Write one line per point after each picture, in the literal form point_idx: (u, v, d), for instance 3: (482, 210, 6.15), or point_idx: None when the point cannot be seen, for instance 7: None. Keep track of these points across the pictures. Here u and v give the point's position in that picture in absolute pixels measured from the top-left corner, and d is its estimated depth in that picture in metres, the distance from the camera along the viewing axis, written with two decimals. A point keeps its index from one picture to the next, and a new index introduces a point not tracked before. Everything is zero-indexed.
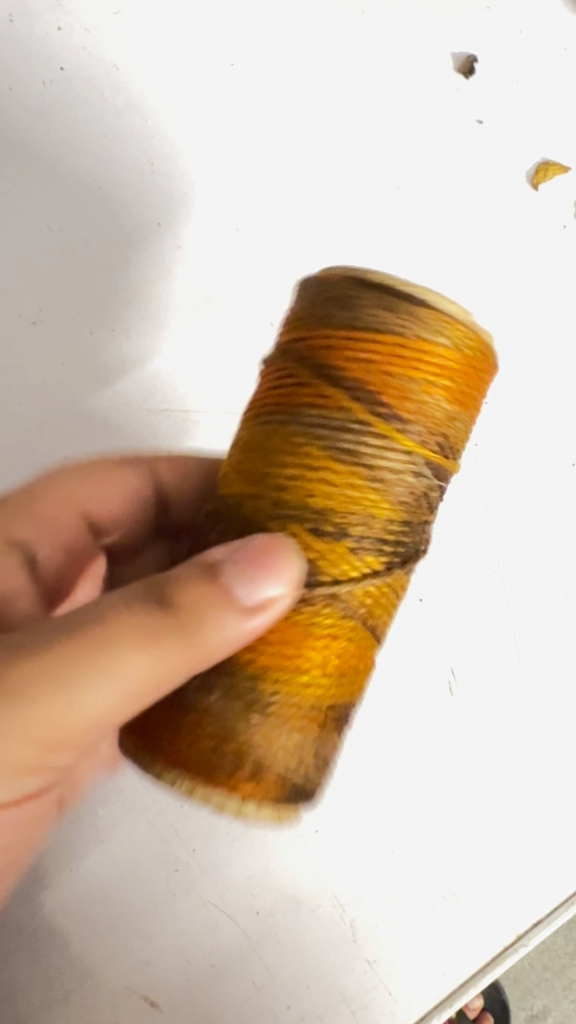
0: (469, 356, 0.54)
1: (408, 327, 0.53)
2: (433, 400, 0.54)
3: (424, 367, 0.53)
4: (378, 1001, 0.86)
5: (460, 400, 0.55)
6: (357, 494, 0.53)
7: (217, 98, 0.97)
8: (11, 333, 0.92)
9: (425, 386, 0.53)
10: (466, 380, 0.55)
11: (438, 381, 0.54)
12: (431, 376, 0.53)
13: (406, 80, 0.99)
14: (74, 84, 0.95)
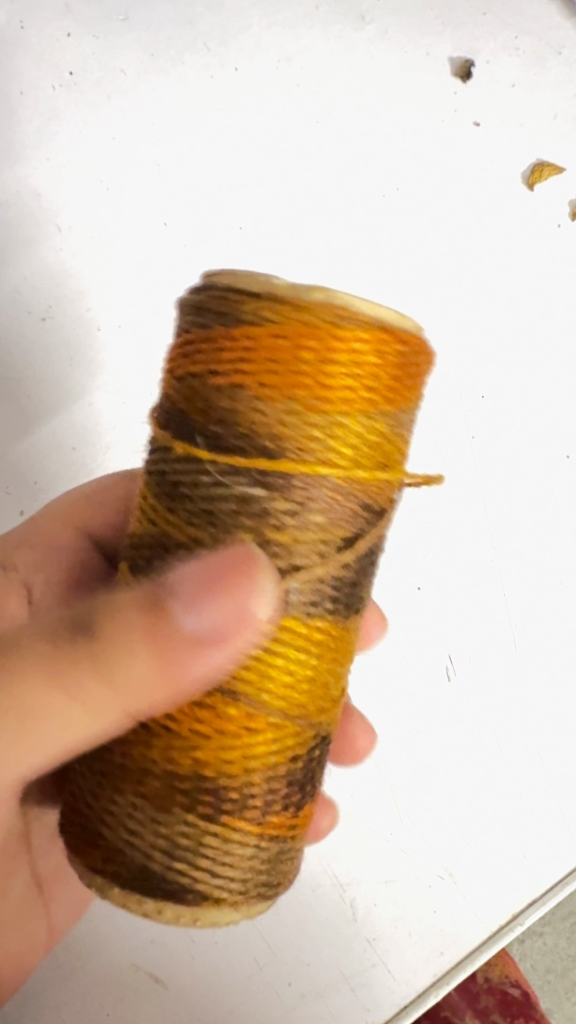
0: (285, 329, 0.48)
1: (219, 331, 0.50)
2: (247, 395, 0.49)
3: (253, 369, 0.49)
4: (377, 980, 0.88)
5: (313, 389, 0.48)
6: (173, 527, 0.51)
7: (220, 102, 0.99)
8: (21, 330, 0.95)
9: (248, 394, 0.49)
10: (301, 365, 0.48)
11: (264, 384, 0.48)
12: (253, 380, 0.49)
13: (405, 83, 1.01)
14: (82, 88, 0.98)
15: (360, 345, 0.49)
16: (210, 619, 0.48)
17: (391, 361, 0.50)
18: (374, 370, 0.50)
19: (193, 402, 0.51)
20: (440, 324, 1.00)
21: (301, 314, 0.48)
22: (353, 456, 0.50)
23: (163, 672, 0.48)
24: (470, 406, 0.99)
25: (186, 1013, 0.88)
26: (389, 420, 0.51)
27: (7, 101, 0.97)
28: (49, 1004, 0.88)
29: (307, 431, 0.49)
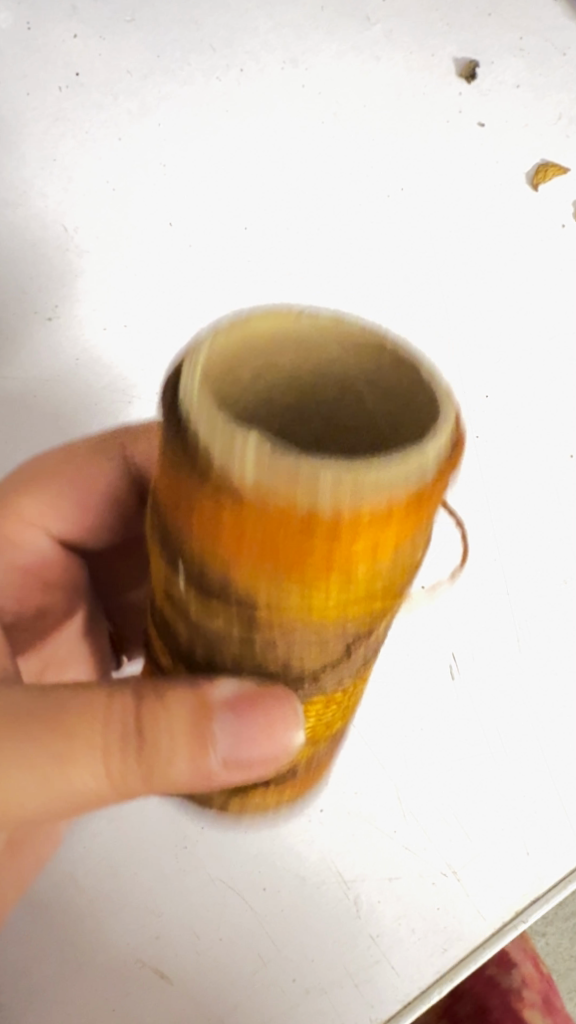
0: (274, 562, 0.41)
1: (207, 500, 0.41)
2: (238, 571, 0.43)
3: (263, 595, 0.43)
4: (382, 977, 0.88)
5: (318, 579, 0.41)
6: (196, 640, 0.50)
7: (226, 103, 1.00)
8: (27, 330, 0.96)
9: (246, 577, 0.43)
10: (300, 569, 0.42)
11: (256, 568, 0.42)
12: (249, 573, 0.42)
13: (410, 85, 1.02)
14: (89, 89, 0.98)
15: (387, 543, 0.41)
16: (251, 749, 0.52)
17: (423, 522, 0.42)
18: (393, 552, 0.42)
19: (187, 559, 0.45)
20: (444, 322, 1.00)
21: (310, 551, 0.40)
22: (370, 614, 0.46)
23: (203, 778, 0.54)
24: (475, 405, 0.99)
25: (191, 1009, 0.87)
26: (408, 566, 0.44)
27: (14, 102, 0.97)
28: (53, 1000, 0.87)
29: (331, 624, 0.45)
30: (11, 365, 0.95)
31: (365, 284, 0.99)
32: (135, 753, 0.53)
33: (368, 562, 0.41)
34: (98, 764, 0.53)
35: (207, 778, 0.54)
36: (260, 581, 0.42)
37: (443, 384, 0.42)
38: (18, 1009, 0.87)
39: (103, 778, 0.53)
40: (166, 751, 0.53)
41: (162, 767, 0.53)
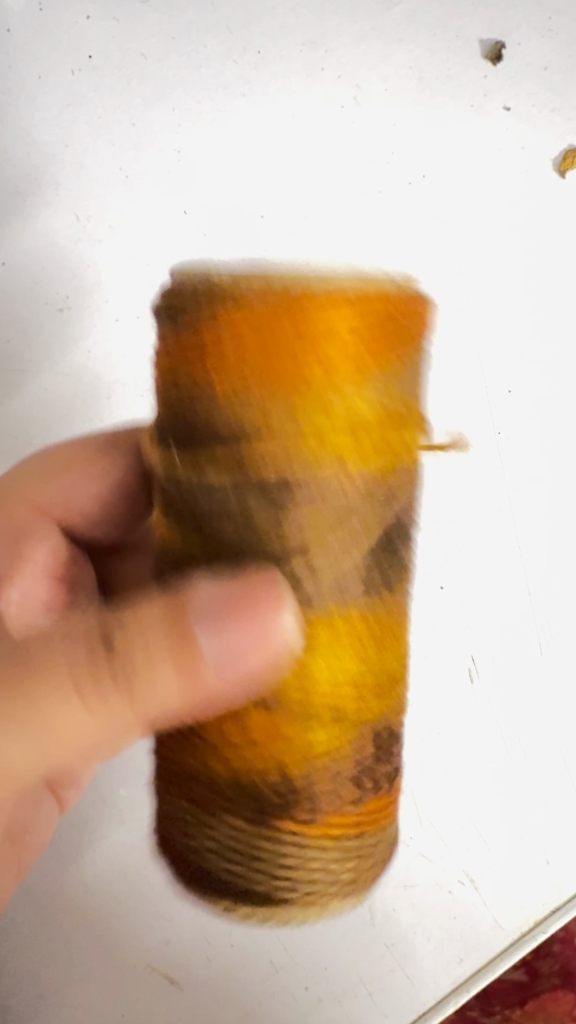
0: (268, 322, 0.47)
1: (201, 322, 0.49)
2: (234, 381, 0.48)
3: (287, 369, 0.48)
4: (396, 986, 0.88)
5: (310, 395, 0.48)
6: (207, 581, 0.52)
7: (243, 86, 0.96)
8: (38, 321, 0.93)
9: (237, 378, 0.48)
10: (275, 329, 0.47)
11: (244, 362, 0.48)
12: (242, 359, 0.48)
13: (434, 68, 0.97)
14: (102, 71, 0.94)
15: (392, 298, 0.49)
16: (252, 632, 0.50)
17: (413, 320, 0.50)
18: (394, 306, 0.49)
19: (210, 405, 0.49)
20: (467, 318, 0.97)
21: (300, 313, 0.47)
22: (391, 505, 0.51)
23: (214, 687, 0.52)
24: (498, 402, 0.96)
25: (202, 1011, 0.87)
26: (410, 366, 0.51)
27: (25, 86, 0.93)
28: (65, 1000, 0.88)
29: (358, 378, 0.48)
30: (24, 358, 0.93)
31: None
32: (111, 669, 0.52)
33: (370, 304, 0.48)
34: (91, 702, 0.53)
35: (212, 677, 0.52)
36: (281, 324, 0.47)
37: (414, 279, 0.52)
38: (30, 1009, 0.88)
39: (100, 711, 0.53)
40: (147, 662, 0.52)
41: (148, 681, 0.52)
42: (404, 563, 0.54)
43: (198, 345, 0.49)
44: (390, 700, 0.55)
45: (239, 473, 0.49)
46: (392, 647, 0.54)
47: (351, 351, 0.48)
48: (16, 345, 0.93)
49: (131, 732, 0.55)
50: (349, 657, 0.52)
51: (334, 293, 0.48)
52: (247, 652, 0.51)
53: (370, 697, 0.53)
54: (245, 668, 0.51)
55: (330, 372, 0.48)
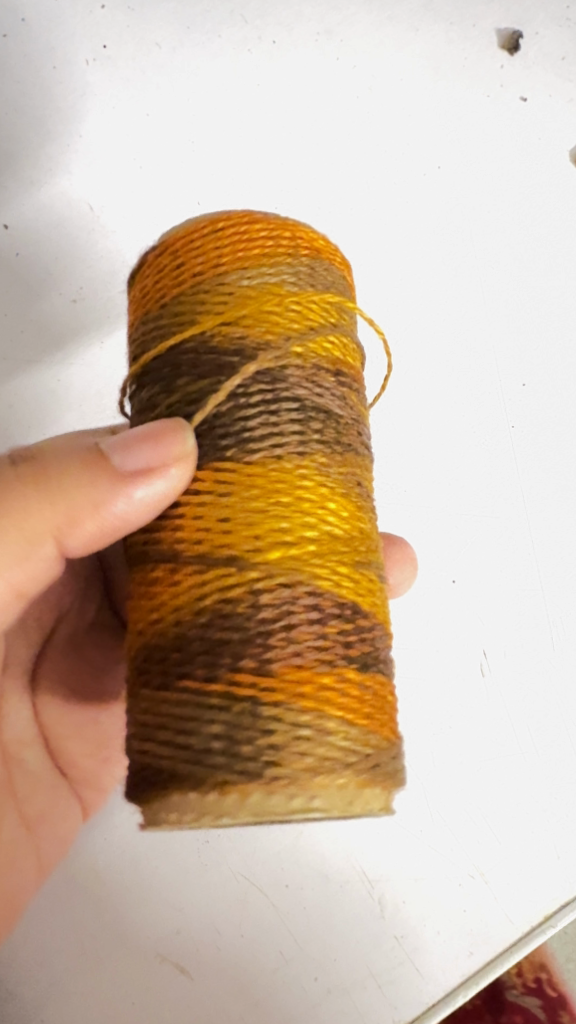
0: (218, 230, 0.58)
1: (171, 240, 0.59)
2: (200, 267, 0.57)
3: (213, 259, 0.57)
4: (404, 979, 0.88)
5: (250, 268, 0.57)
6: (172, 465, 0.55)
7: (258, 75, 0.95)
8: (51, 312, 0.93)
9: (200, 261, 0.57)
10: (220, 231, 0.58)
11: (203, 251, 0.57)
12: (201, 249, 0.57)
13: (451, 59, 0.97)
14: (116, 62, 0.94)
15: (299, 230, 0.59)
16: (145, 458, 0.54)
17: (325, 251, 0.60)
18: (302, 234, 0.59)
19: (166, 302, 0.57)
20: (481, 312, 0.97)
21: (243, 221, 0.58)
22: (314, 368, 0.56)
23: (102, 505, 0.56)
24: (511, 395, 0.96)
25: (212, 1006, 0.87)
26: (324, 275, 0.59)
27: (39, 75, 0.92)
28: (74, 989, 0.88)
29: (269, 261, 0.57)
30: (37, 348, 0.93)
31: (400, 272, 0.96)
32: (16, 480, 0.57)
33: (281, 230, 0.58)
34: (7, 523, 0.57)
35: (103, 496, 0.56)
36: (210, 235, 0.57)
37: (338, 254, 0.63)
38: (41, 997, 0.88)
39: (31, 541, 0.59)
40: (61, 485, 0.57)
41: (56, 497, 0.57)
42: (322, 431, 0.55)
43: (148, 270, 0.60)
44: (313, 554, 0.53)
45: (178, 346, 0.56)
46: (299, 496, 0.53)
47: (266, 248, 0.57)
48: (29, 334, 0.93)
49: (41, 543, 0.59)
50: (248, 502, 0.53)
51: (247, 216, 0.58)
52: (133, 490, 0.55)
53: (276, 535, 0.52)
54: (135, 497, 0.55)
55: (246, 256, 0.57)
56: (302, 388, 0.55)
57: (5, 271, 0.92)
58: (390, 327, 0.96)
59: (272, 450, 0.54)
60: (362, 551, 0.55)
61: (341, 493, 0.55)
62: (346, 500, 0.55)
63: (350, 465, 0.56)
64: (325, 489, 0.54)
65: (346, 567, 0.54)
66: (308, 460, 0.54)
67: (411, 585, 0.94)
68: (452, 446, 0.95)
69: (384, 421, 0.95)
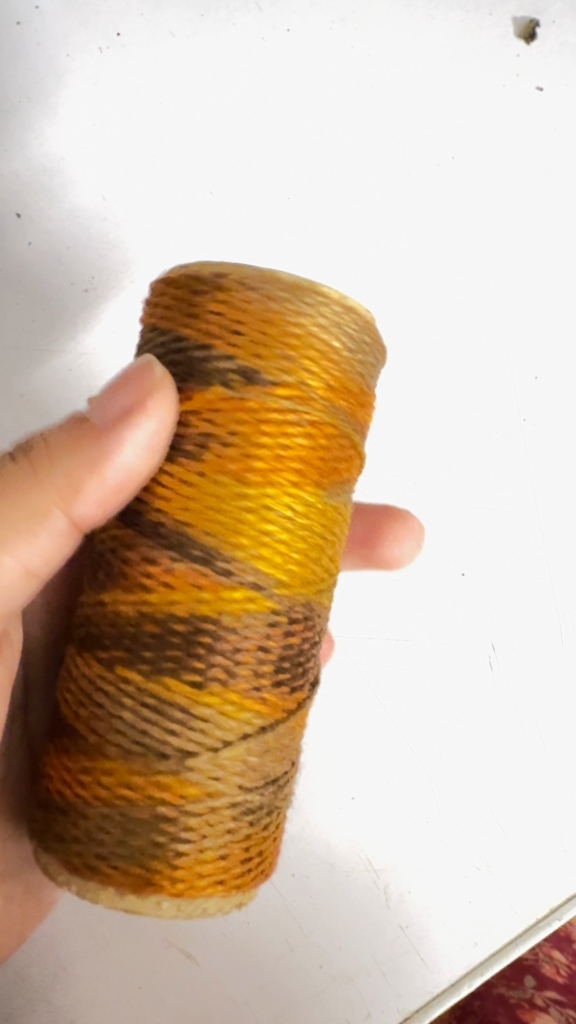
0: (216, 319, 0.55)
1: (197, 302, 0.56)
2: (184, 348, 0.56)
3: (174, 330, 0.57)
4: (409, 966, 0.90)
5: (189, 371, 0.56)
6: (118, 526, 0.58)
7: (272, 64, 0.94)
8: (62, 300, 0.93)
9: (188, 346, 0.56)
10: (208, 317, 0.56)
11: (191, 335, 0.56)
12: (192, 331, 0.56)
13: (466, 48, 0.96)
14: (132, 53, 0.93)
15: (275, 320, 0.55)
16: (127, 399, 0.54)
17: (270, 335, 0.55)
18: (263, 335, 0.55)
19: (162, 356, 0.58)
20: (494, 305, 0.96)
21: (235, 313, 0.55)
22: (205, 504, 0.54)
23: (99, 461, 0.55)
24: (524, 388, 0.96)
25: (216, 990, 0.89)
26: (269, 388, 0.55)
27: (53, 63, 0.92)
28: (80, 970, 0.90)
29: (205, 360, 0.55)
30: (47, 338, 0.94)
31: (413, 264, 0.96)
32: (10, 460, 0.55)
33: (251, 324, 0.55)
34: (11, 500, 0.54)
35: (103, 450, 0.55)
36: (189, 303, 0.57)
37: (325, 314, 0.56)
38: (49, 978, 0.90)
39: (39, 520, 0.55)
40: (49, 448, 0.55)
41: (45, 460, 0.55)
42: (205, 568, 0.54)
43: (166, 294, 0.59)
44: (170, 689, 0.53)
45: None
46: (179, 628, 0.53)
47: (216, 343, 0.55)
48: (40, 324, 0.93)
49: (47, 520, 0.55)
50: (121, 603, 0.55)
51: (231, 295, 0.56)
52: (128, 443, 0.54)
53: (137, 641, 0.54)
54: (130, 438, 0.54)
55: (200, 347, 0.56)
56: (188, 522, 0.54)
57: (16, 259, 0.92)
58: (403, 318, 0.95)
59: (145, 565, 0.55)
60: (235, 698, 0.54)
61: (212, 641, 0.54)
62: (216, 645, 0.54)
63: (233, 610, 0.54)
64: (195, 631, 0.54)
65: (213, 706, 0.54)
66: (183, 594, 0.54)
67: (421, 575, 0.94)
68: (463, 439, 0.95)
69: (397, 414, 0.95)
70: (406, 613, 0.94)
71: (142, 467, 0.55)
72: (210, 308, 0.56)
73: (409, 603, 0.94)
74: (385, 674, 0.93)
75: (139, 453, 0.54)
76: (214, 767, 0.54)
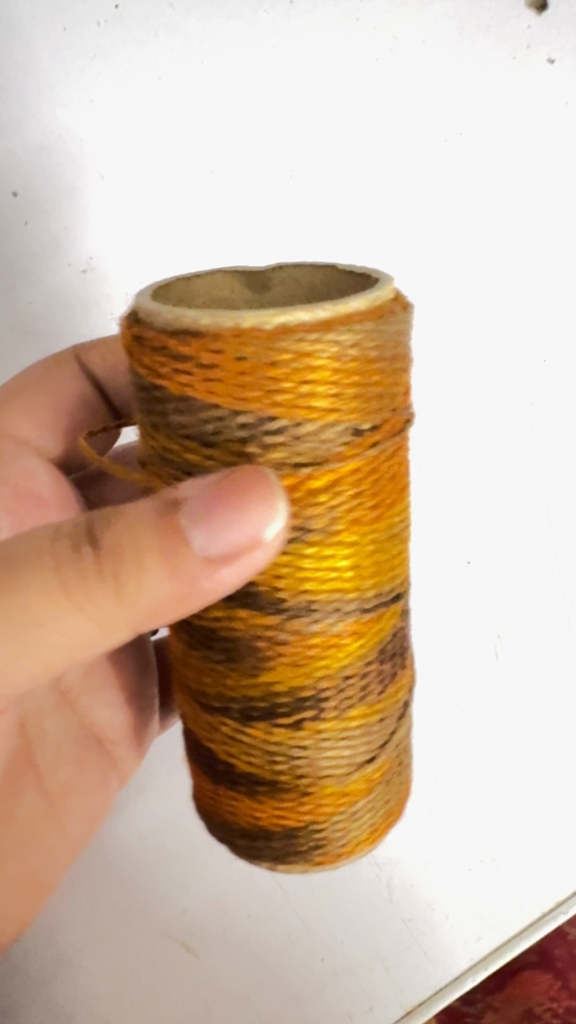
0: (274, 378, 0.52)
1: (228, 365, 0.53)
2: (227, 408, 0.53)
3: (211, 398, 0.53)
4: (411, 959, 0.92)
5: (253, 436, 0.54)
6: None
7: (274, 37, 0.90)
8: (64, 285, 0.93)
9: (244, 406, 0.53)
10: (267, 379, 0.52)
11: (246, 396, 0.53)
12: (248, 394, 0.53)
13: (478, 15, 0.91)
14: (129, 26, 0.88)
15: (331, 368, 0.53)
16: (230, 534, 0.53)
17: (334, 385, 0.54)
18: (341, 387, 0.54)
19: (185, 414, 0.55)
20: (501, 292, 0.94)
21: (296, 369, 0.53)
22: (338, 569, 0.57)
23: (187, 585, 0.55)
24: (532, 372, 0.88)
25: (219, 982, 0.91)
26: (341, 437, 0.55)
27: (46, 36, 0.87)
28: (80, 962, 0.90)
29: (266, 430, 0.54)
30: (46, 317, 0.95)
31: (417, 247, 0.94)
32: (99, 566, 0.55)
33: (303, 381, 0.53)
34: (91, 603, 0.56)
35: (193, 577, 0.54)
36: (225, 363, 0.52)
37: (380, 329, 0.55)
38: (47, 973, 0.90)
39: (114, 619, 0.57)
40: (137, 571, 0.54)
41: (133, 576, 0.55)
42: (357, 614, 0.59)
43: (172, 347, 0.54)
44: (323, 730, 0.61)
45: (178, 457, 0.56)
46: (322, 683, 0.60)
47: (285, 411, 0.53)
48: (37, 305, 0.94)
49: (125, 625, 0.58)
50: (268, 681, 0.59)
51: (285, 353, 0.52)
52: (218, 574, 0.54)
53: (298, 705, 0.60)
54: (223, 579, 0.54)
55: (214, 414, 0.54)
56: (327, 592, 0.58)
57: (14, 243, 0.90)
58: None
59: (287, 640, 0.58)
60: (382, 695, 0.63)
61: (362, 669, 0.61)
62: (370, 666, 0.62)
63: (376, 635, 0.61)
64: (349, 671, 0.60)
65: (352, 724, 0.62)
66: (337, 652, 0.59)
67: (426, 565, 0.92)
68: (473, 429, 0.89)
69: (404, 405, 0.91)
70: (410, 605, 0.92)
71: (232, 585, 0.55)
72: (259, 372, 0.52)
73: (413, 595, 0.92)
74: None
75: (230, 581, 0.55)
76: (372, 760, 0.64)
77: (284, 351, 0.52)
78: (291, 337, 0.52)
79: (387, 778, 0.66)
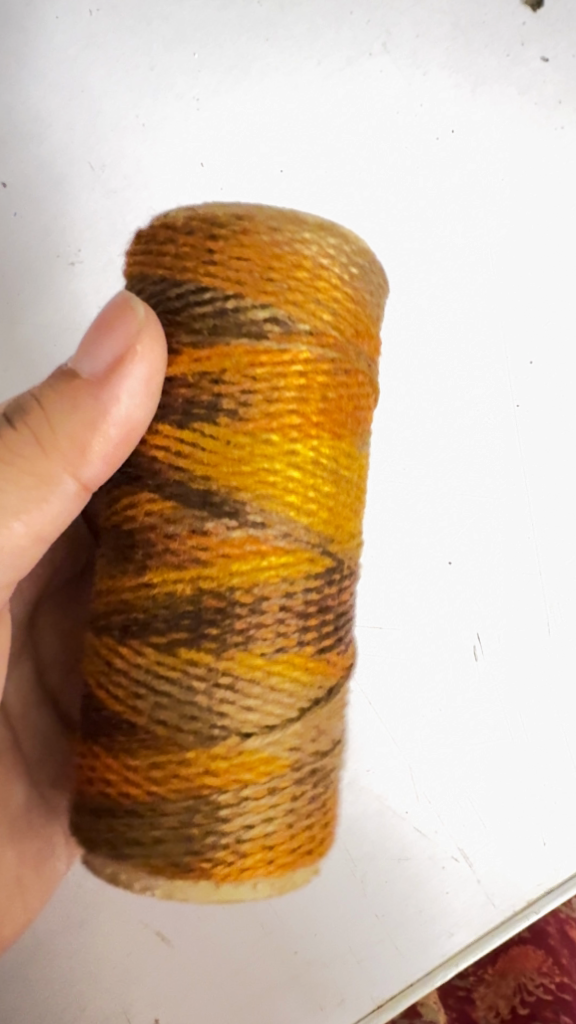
0: (292, 267, 0.56)
1: (257, 245, 0.56)
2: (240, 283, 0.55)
3: (229, 278, 0.55)
4: (384, 954, 0.93)
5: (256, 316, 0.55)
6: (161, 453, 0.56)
7: (267, 30, 0.91)
8: (47, 270, 0.89)
9: (256, 286, 0.55)
10: (288, 263, 0.56)
11: (262, 275, 0.55)
12: (264, 273, 0.55)
13: (467, 17, 0.93)
14: (122, 18, 0.91)
15: (340, 282, 0.57)
16: (114, 350, 0.55)
17: (339, 301, 0.57)
18: (350, 310, 0.57)
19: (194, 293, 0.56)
20: (492, 289, 0.93)
21: (312, 267, 0.56)
22: (248, 463, 0.55)
23: (99, 417, 0.56)
24: (518, 373, 0.93)
25: (194, 972, 0.92)
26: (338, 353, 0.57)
27: (42, 28, 0.90)
28: (58, 950, 0.91)
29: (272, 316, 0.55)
30: (33, 309, 0.89)
31: (410, 244, 0.93)
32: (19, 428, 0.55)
33: (313, 280, 0.56)
34: (21, 463, 0.55)
35: (99, 406, 0.56)
36: (221, 246, 0.56)
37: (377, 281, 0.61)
38: (26, 959, 0.91)
39: (48, 480, 0.57)
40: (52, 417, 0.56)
41: (52, 427, 0.56)
42: (291, 534, 0.55)
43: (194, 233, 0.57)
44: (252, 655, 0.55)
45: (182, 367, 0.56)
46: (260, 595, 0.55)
47: (291, 304, 0.55)
48: (27, 295, 0.89)
49: (58, 486, 0.57)
50: (183, 587, 0.55)
51: (312, 255, 0.56)
52: (120, 394, 0.55)
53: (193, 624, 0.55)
54: (126, 399, 0.55)
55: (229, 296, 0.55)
56: (249, 490, 0.55)
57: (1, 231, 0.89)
58: (397, 300, 0.92)
59: (196, 536, 0.55)
60: (304, 661, 0.56)
61: (277, 615, 0.55)
62: (302, 611, 0.56)
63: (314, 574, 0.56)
64: (247, 604, 0.55)
65: (281, 664, 0.56)
66: (265, 568, 0.55)
67: (408, 567, 0.92)
68: (462, 428, 0.93)
69: (389, 403, 0.92)
70: (390, 602, 0.92)
71: (141, 420, 0.56)
72: (284, 259, 0.56)
73: (394, 595, 0.92)
74: (372, 661, 0.93)
75: (137, 402, 0.55)
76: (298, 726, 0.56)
77: (305, 248, 0.56)
78: (315, 238, 0.57)
79: (269, 793, 0.56)
